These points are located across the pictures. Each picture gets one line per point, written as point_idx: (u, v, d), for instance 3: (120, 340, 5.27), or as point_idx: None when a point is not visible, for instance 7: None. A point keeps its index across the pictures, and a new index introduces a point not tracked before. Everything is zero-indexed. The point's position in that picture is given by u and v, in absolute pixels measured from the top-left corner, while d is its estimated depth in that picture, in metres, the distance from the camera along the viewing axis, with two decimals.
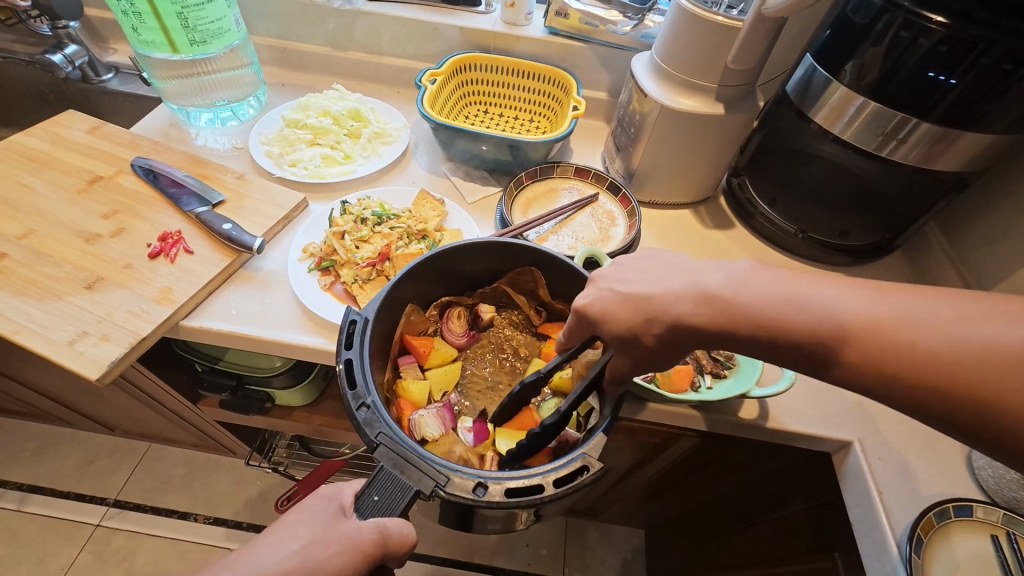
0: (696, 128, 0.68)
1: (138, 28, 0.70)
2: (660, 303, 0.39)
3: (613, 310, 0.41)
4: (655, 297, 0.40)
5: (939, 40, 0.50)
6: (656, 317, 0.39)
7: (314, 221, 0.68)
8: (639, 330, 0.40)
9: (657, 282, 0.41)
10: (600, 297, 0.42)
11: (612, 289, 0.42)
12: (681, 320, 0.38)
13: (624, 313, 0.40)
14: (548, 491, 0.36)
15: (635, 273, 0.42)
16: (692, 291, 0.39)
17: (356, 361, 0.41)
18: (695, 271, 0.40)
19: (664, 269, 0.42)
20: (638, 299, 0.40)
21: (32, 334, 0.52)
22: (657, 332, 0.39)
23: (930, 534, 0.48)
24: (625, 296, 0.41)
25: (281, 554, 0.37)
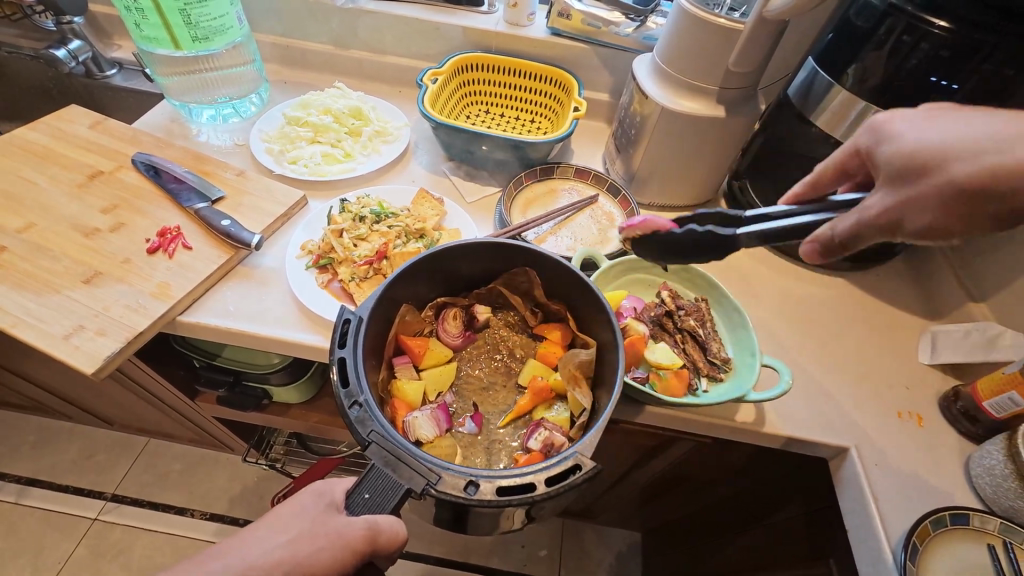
0: (696, 130, 0.67)
1: (140, 24, 0.70)
2: (986, 140, 0.32)
3: (903, 136, 0.36)
4: (950, 142, 0.33)
5: (942, 44, 0.50)
6: (922, 165, 0.34)
7: (313, 218, 0.68)
8: (918, 174, 0.34)
9: (948, 128, 0.34)
10: (916, 125, 0.36)
11: (918, 126, 0.36)
12: (953, 174, 0.32)
13: (908, 151, 0.35)
14: (539, 490, 0.36)
15: (945, 119, 0.35)
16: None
17: (349, 359, 0.41)
18: (979, 125, 0.33)
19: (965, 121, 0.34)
20: (943, 138, 0.34)
21: (30, 328, 0.52)
22: (933, 170, 0.33)
23: (926, 542, 0.48)
24: (924, 138, 0.35)
25: (271, 545, 0.37)
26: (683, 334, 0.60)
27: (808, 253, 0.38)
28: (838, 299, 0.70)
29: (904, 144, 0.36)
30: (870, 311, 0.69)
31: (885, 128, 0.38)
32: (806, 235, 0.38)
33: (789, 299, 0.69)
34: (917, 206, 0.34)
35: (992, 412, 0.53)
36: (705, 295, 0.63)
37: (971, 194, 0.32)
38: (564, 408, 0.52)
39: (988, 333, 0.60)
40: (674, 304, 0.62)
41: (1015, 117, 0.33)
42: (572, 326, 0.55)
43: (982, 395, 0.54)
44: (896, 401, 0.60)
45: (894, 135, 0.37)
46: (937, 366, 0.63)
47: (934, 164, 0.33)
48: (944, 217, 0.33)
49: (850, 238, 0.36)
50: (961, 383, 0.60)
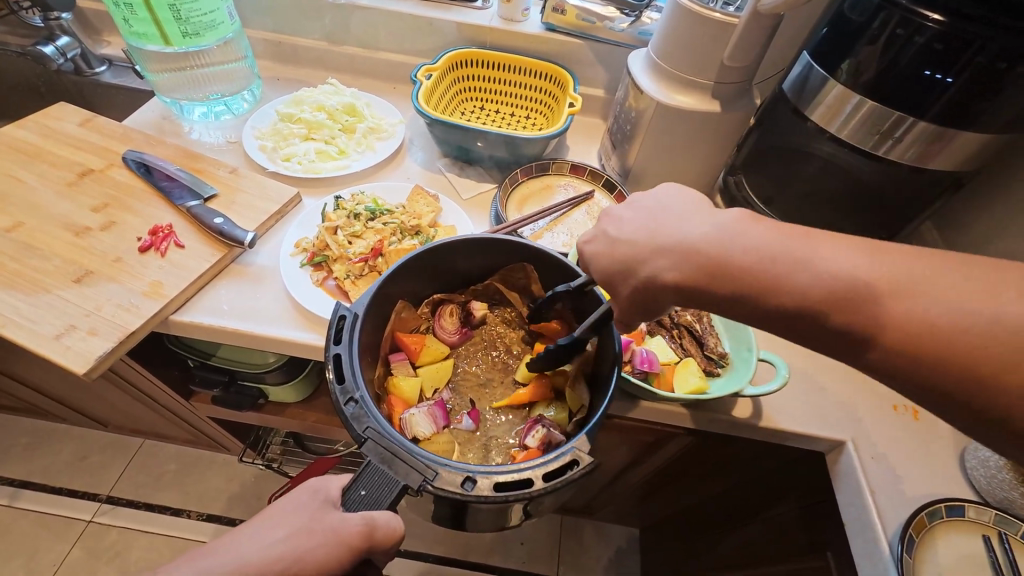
0: (691, 126, 0.67)
1: (130, 20, 0.69)
2: (665, 245, 0.40)
3: (599, 255, 0.44)
4: (642, 245, 0.41)
5: (937, 37, 0.50)
6: (633, 269, 0.41)
7: (307, 215, 0.67)
8: (619, 278, 0.42)
9: (647, 225, 0.42)
10: (618, 221, 0.44)
11: (618, 222, 0.44)
12: (656, 278, 0.40)
13: (610, 257, 0.43)
14: (537, 486, 0.36)
15: (646, 215, 0.43)
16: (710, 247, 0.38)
17: (344, 355, 0.41)
18: (689, 221, 0.40)
19: (663, 211, 0.43)
20: (645, 239, 0.41)
21: (20, 328, 0.52)
22: (662, 261, 0.40)
23: (922, 533, 0.48)
24: (621, 238, 0.43)
25: (268, 542, 0.36)
26: (680, 330, 0.60)
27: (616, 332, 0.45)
28: None
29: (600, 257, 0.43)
30: None
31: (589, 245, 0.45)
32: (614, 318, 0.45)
33: None
34: (632, 301, 0.42)
35: None
36: None
37: (673, 292, 0.39)
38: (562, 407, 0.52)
39: None
40: None
41: (719, 217, 0.40)
42: (570, 322, 0.55)
43: None
44: (892, 395, 0.60)
45: (605, 233, 0.44)
46: None
47: (637, 268, 0.41)
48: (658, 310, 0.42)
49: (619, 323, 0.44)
50: None
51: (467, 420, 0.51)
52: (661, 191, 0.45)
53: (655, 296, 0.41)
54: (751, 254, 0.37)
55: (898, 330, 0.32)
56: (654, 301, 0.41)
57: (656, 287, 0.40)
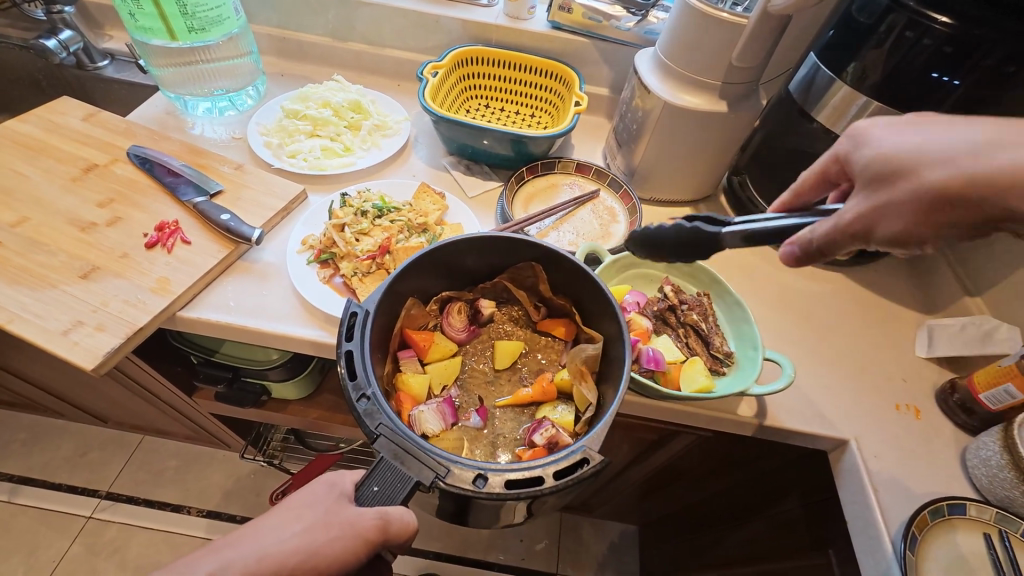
0: (698, 126, 0.67)
1: (136, 14, 0.69)
2: (939, 148, 0.36)
3: (881, 149, 0.39)
4: (926, 147, 0.36)
5: (944, 40, 0.50)
6: (909, 173, 0.36)
7: (313, 213, 0.67)
8: (890, 178, 0.37)
9: (914, 141, 0.37)
10: (890, 130, 0.40)
11: (889, 133, 0.40)
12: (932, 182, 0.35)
13: (886, 160, 0.38)
14: (548, 483, 0.36)
15: (918, 126, 0.38)
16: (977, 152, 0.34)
17: (357, 352, 0.41)
18: (955, 131, 0.36)
19: (910, 134, 0.38)
20: (913, 144, 0.37)
21: (27, 323, 0.51)
22: (927, 175, 0.35)
23: (924, 531, 0.49)
24: (898, 143, 0.38)
25: (285, 535, 0.37)
26: (685, 329, 0.60)
27: (785, 255, 0.40)
28: (836, 293, 0.70)
29: (879, 153, 0.39)
30: (868, 307, 0.69)
31: (862, 137, 0.41)
32: (789, 238, 0.40)
33: (789, 294, 0.70)
34: (890, 202, 0.36)
35: (989, 404, 0.54)
36: (707, 290, 0.64)
37: (925, 195, 0.35)
38: (569, 410, 0.51)
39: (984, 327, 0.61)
40: (677, 298, 0.62)
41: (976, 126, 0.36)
42: (577, 320, 0.55)
43: (979, 387, 0.55)
44: (894, 394, 0.60)
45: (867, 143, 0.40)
46: (932, 360, 0.64)
47: (909, 172, 0.36)
48: (914, 225, 0.36)
49: (825, 245, 0.38)
50: (957, 376, 0.61)
51: (476, 418, 0.52)
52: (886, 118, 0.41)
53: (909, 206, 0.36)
54: (989, 166, 0.33)
55: None
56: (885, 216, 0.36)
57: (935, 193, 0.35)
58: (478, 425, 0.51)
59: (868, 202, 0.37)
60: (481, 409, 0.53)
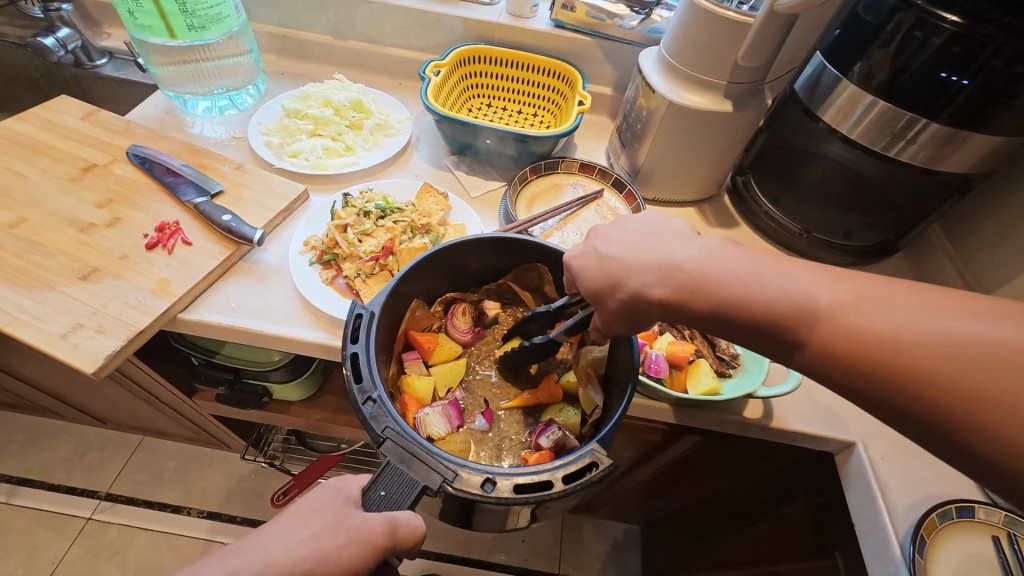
0: (703, 126, 0.67)
1: (134, 12, 0.68)
2: (659, 261, 0.39)
3: (586, 267, 0.42)
4: (639, 260, 0.39)
5: (953, 39, 0.50)
6: (621, 284, 0.39)
7: (315, 214, 0.67)
8: (606, 292, 0.41)
9: (628, 246, 0.41)
10: (606, 239, 0.42)
11: (612, 240, 0.42)
12: (643, 292, 0.38)
13: (597, 273, 0.41)
14: (557, 488, 0.36)
15: (631, 232, 0.42)
16: (711, 266, 0.37)
17: (362, 354, 0.40)
18: (658, 235, 0.41)
19: (641, 234, 0.41)
20: (630, 255, 0.40)
21: (25, 325, 0.51)
22: (656, 290, 0.38)
23: (933, 534, 0.48)
24: (614, 252, 0.41)
25: (292, 541, 0.36)
26: (691, 331, 0.60)
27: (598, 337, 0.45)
28: None
29: (597, 272, 0.41)
30: None
31: (570, 261, 0.44)
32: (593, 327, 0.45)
33: None
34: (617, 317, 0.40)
35: None
36: None
37: (655, 308, 0.38)
38: (575, 411, 0.51)
39: None
40: None
41: (712, 244, 0.38)
42: None
43: None
44: None
45: (596, 249, 0.42)
46: None
47: (625, 286, 0.39)
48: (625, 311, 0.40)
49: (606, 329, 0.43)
50: None
51: (481, 421, 0.51)
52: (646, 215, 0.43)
53: (642, 309, 0.39)
54: (730, 271, 0.36)
55: (883, 350, 0.30)
56: (638, 314, 0.39)
57: (642, 301, 0.38)
58: (483, 427, 0.51)
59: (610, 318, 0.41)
60: (487, 411, 0.52)
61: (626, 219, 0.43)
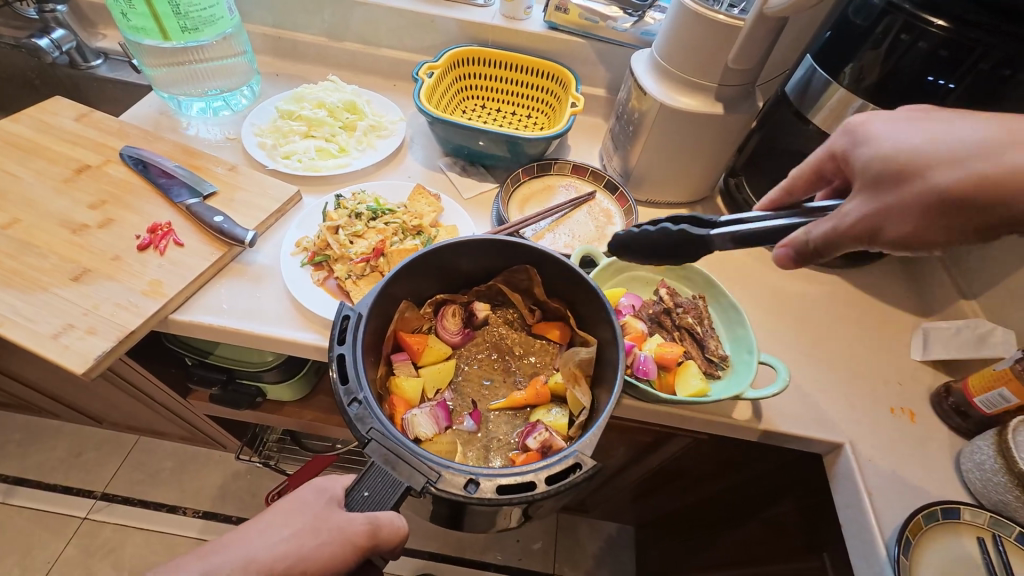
0: (694, 128, 0.67)
1: (128, 14, 0.68)
2: (949, 148, 0.35)
3: (888, 140, 0.39)
4: (934, 145, 0.36)
5: (941, 43, 0.50)
6: (914, 169, 0.36)
7: (307, 215, 0.67)
8: (890, 179, 0.37)
9: (932, 129, 0.37)
10: (890, 125, 0.40)
11: (890, 126, 0.40)
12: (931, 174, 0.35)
13: (883, 159, 0.38)
14: (540, 489, 0.36)
15: (919, 124, 0.38)
16: (987, 147, 0.34)
17: (348, 356, 0.41)
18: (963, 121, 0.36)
19: (920, 127, 0.38)
20: (912, 145, 0.37)
21: (16, 326, 0.51)
22: (947, 171, 0.34)
23: (918, 536, 0.49)
24: (902, 141, 0.38)
25: (275, 540, 0.36)
26: (681, 332, 0.60)
27: (779, 257, 0.41)
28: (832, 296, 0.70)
29: (881, 149, 0.38)
30: (864, 309, 0.69)
31: (862, 130, 0.41)
32: (781, 240, 0.41)
33: (784, 297, 0.69)
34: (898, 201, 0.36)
35: (983, 408, 0.54)
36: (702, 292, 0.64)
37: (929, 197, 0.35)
38: (563, 413, 0.51)
39: (980, 329, 0.62)
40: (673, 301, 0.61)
41: (1005, 122, 0.35)
42: (572, 324, 0.55)
43: (973, 391, 0.55)
44: (888, 398, 0.60)
45: (876, 130, 0.40)
46: (928, 363, 0.64)
47: (918, 169, 0.36)
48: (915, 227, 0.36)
49: (823, 244, 0.38)
50: (952, 379, 0.61)
51: (467, 423, 0.51)
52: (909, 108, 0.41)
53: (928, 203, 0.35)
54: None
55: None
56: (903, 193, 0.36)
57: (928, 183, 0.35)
58: (472, 428, 0.51)
59: (871, 201, 0.38)
60: (475, 413, 0.52)
61: (888, 117, 0.40)
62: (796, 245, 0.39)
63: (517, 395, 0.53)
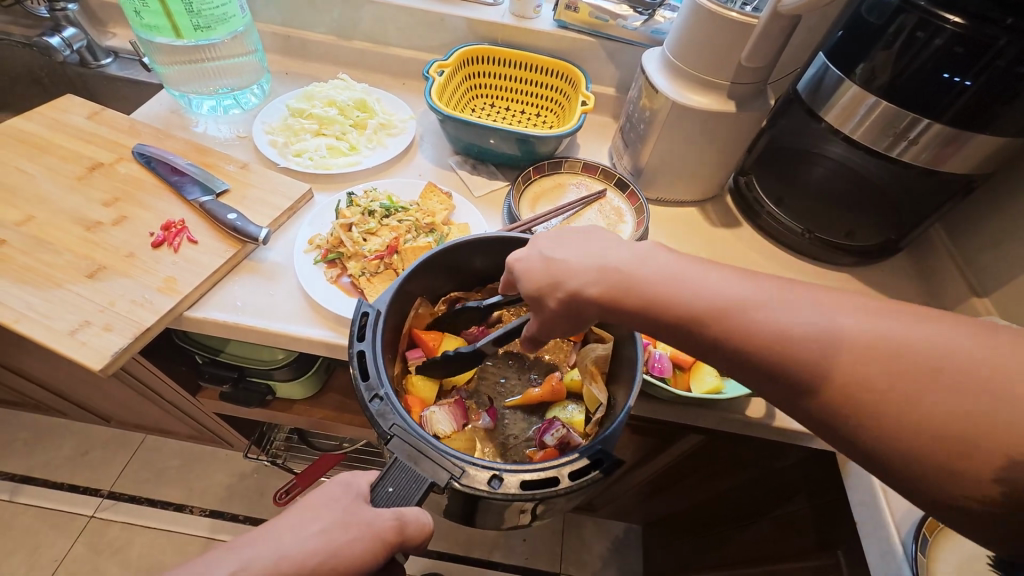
0: (706, 127, 0.67)
1: (141, 12, 0.69)
2: (595, 273, 0.39)
3: (535, 269, 0.41)
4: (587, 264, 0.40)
5: (955, 40, 0.50)
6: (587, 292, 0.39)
7: (321, 213, 0.67)
8: (548, 293, 0.40)
9: (615, 258, 0.40)
10: (548, 249, 0.42)
11: (551, 249, 0.42)
12: (581, 292, 0.39)
13: (541, 273, 0.41)
14: (564, 484, 0.36)
15: (600, 241, 0.42)
16: (633, 279, 0.38)
17: (368, 352, 0.41)
18: (622, 250, 0.40)
19: (591, 252, 0.41)
20: (563, 267, 0.40)
21: (33, 323, 0.51)
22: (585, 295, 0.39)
23: (935, 533, 0.49)
24: (543, 271, 0.41)
25: (303, 535, 0.36)
26: None
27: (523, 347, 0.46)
28: None
29: (530, 281, 0.41)
30: None
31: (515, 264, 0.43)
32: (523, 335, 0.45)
33: None
34: (561, 318, 0.41)
35: None
36: None
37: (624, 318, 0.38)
38: (579, 410, 0.51)
39: None
40: None
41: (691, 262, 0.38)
42: None
43: None
44: None
45: (540, 252, 0.42)
46: None
47: (547, 299, 0.40)
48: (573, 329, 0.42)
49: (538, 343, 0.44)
50: None
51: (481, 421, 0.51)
52: (581, 229, 0.44)
53: (575, 309, 0.40)
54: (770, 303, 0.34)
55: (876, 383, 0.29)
56: (575, 314, 0.40)
57: (578, 300, 0.39)
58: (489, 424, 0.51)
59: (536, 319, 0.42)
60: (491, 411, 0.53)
61: (578, 230, 0.43)
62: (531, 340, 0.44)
63: (534, 391, 0.53)
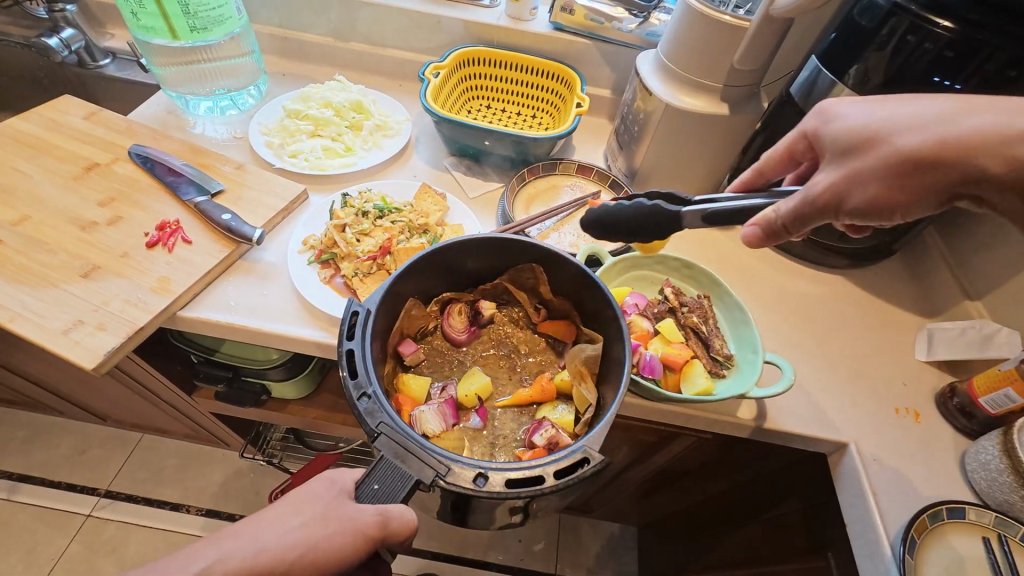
0: (699, 128, 0.67)
1: (138, 14, 0.69)
2: (919, 117, 0.40)
3: (846, 120, 0.43)
4: (898, 120, 0.40)
5: (947, 44, 0.50)
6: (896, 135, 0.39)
7: (315, 213, 0.67)
8: (857, 149, 0.41)
9: (928, 113, 0.39)
10: (853, 107, 0.44)
11: (857, 108, 0.44)
12: (903, 139, 0.39)
13: (857, 127, 0.42)
14: (548, 483, 0.36)
15: (891, 104, 0.42)
16: (914, 124, 0.39)
17: (357, 351, 0.41)
18: (928, 104, 0.40)
19: (928, 105, 0.40)
20: (872, 120, 0.41)
21: (27, 322, 0.51)
22: (889, 143, 0.39)
23: (923, 535, 0.49)
24: (854, 122, 0.42)
25: (286, 531, 0.36)
26: (686, 331, 0.60)
27: (749, 236, 0.43)
28: (836, 298, 0.70)
29: (844, 127, 0.43)
30: (868, 309, 0.69)
31: (828, 114, 0.45)
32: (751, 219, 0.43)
33: (789, 297, 0.70)
34: (885, 172, 0.39)
35: (988, 408, 0.54)
36: (707, 292, 0.64)
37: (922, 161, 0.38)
38: (569, 410, 0.51)
39: (985, 330, 0.62)
40: (678, 301, 0.62)
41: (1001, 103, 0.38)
42: (577, 322, 0.55)
43: (978, 391, 0.55)
44: (893, 398, 0.60)
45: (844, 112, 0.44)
46: (932, 363, 0.64)
47: (859, 144, 0.41)
48: (889, 191, 0.39)
49: (787, 224, 0.42)
50: (958, 380, 0.61)
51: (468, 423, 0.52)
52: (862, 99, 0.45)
53: (900, 158, 0.39)
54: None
55: None
56: (896, 162, 0.39)
57: (894, 147, 0.39)
58: (478, 424, 0.52)
59: (838, 169, 0.41)
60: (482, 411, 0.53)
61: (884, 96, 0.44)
62: (768, 220, 0.42)
63: (524, 391, 0.53)
